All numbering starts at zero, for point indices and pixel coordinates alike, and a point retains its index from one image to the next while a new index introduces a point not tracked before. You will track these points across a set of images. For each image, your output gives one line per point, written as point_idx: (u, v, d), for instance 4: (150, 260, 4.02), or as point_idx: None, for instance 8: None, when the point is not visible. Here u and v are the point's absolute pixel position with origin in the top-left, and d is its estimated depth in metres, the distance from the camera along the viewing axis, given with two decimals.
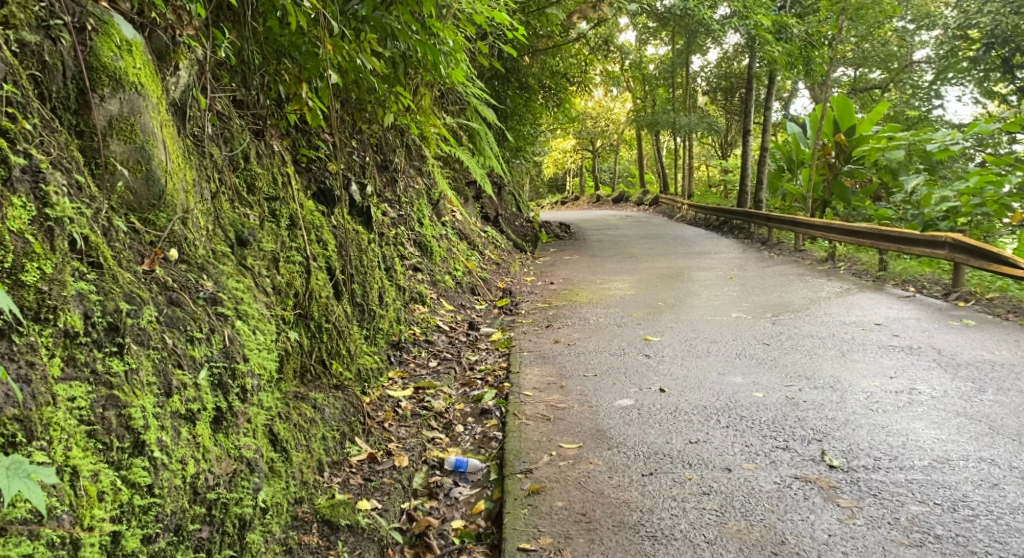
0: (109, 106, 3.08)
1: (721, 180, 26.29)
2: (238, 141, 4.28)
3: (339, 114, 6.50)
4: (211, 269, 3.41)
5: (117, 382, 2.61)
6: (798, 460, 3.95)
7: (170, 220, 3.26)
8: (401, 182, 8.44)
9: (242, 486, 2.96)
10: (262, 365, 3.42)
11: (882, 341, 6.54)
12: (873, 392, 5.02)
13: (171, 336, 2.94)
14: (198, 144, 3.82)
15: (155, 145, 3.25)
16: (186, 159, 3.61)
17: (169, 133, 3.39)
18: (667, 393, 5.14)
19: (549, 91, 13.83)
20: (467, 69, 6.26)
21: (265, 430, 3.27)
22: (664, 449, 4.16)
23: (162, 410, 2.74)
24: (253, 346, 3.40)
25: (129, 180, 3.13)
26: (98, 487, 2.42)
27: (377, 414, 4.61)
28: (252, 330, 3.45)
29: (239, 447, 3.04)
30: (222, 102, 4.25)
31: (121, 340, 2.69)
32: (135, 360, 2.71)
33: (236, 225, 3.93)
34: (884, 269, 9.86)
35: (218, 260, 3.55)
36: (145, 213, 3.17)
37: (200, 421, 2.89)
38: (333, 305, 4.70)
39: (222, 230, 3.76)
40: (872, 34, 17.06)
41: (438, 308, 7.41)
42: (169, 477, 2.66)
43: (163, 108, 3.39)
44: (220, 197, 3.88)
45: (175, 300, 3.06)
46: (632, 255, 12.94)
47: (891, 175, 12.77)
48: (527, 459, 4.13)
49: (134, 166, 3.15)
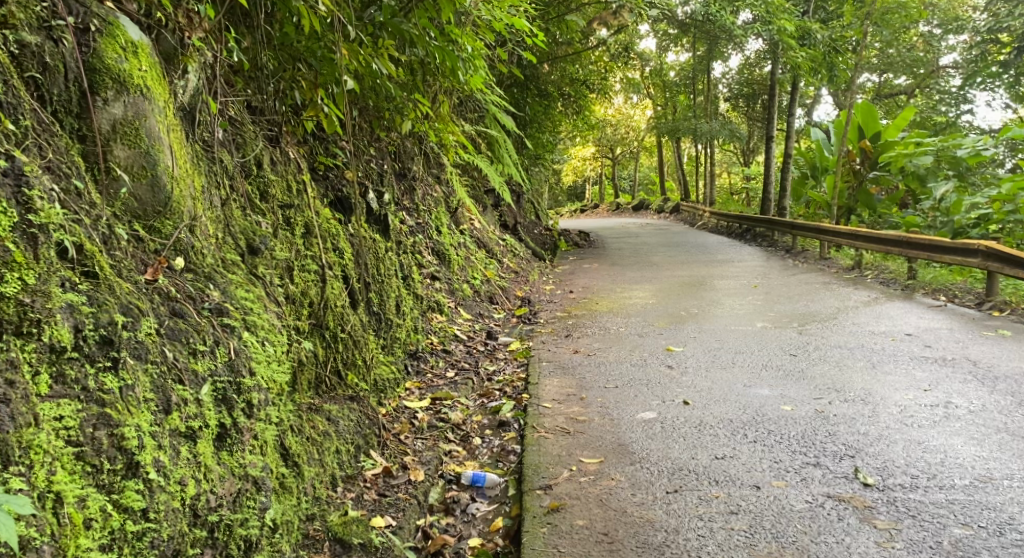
0: (113, 110, 3.00)
1: (742, 188, 26.06)
2: (251, 147, 4.20)
3: (357, 122, 6.44)
4: (219, 278, 3.32)
5: (111, 399, 2.51)
6: (830, 478, 3.79)
7: (176, 227, 3.19)
8: (419, 190, 8.36)
9: (248, 506, 2.86)
10: (272, 378, 3.31)
11: (914, 351, 6.34)
12: (906, 406, 4.84)
13: (172, 348, 2.83)
14: (208, 149, 3.75)
15: (161, 151, 3.17)
16: (195, 165, 3.53)
17: (176, 138, 3.32)
18: (690, 406, 4.98)
19: (568, 98, 13.66)
20: (486, 74, 6.17)
21: (275, 445, 3.17)
22: (689, 465, 4.01)
23: (160, 428, 2.63)
24: (263, 358, 3.29)
25: (133, 187, 3.05)
26: (85, 513, 2.32)
27: (392, 426, 4.50)
28: (262, 341, 3.34)
29: (245, 465, 2.94)
30: (234, 108, 4.17)
31: (115, 354, 2.59)
32: (130, 376, 2.61)
33: (248, 233, 3.85)
34: (913, 277, 9.65)
35: (228, 269, 3.45)
36: (150, 221, 3.10)
37: (201, 439, 2.78)
38: (350, 315, 4.62)
39: (232, 238, 3.68)
40: (897, 40, 16.81)
41: (456, 317, 7.30)
42: (167, 499, 2.56)
43: (170, 112, 3.31)
44: (230, 204, 3.80)
45: (179, 311, 2.96)
46: (653, 263, 12.77)
47: (919, 182, 12.55)
48: (547, 475, 3.99)
49: (139, 171, 3.08)
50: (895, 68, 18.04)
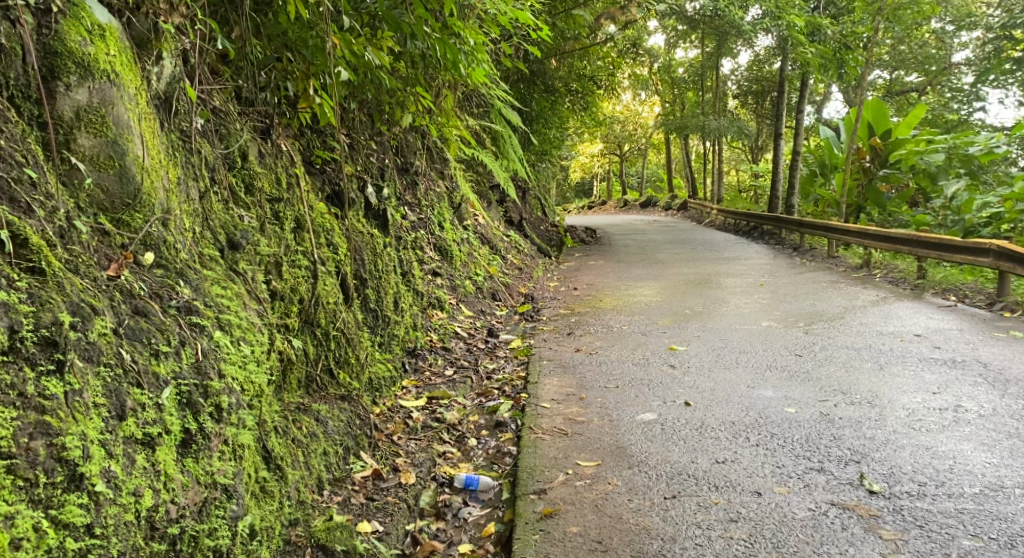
0: (77, 96, 2.91)
1: (750, 185, 25.89)
2: (235, 138, 4.08)
3: (356, 116, 6.34)
4: (192, 275, 3.20)
5: (52, 406, 2.37)
6: (835, 484, 3.66)
7: (147, 221, 3.08)
8: (422, 185, 8.24)
9: (215, 516, 2.76)
10: (249, 379, 3.20)
11: (923, 353, 6.19)
12: (914, 410, 4.71)
13: (130, 349, 2.71)
14: (185, 138, 3.63)
15: (129, 141, 3.07)
16: (170, 157, 3.42)
17: (147, 127, 3.22)
18: (692, 407, 4.86)
19: (576, 94, 13.47)
20: (487, 68, 6.04)
21: (254, 449, 3.08)
22: (688, 469, 3.89)
23: (111, 436, 2.50)
24: (239, 358, 3.18)
25: (97, 178, 2.95)
26: (12, 534, 2.17)
27: (385, 426, 4.39)
28: (238, 342, 3.23)
29: (213, 472, 2.82)
30: (219, 98, 4.06)
31: (60, 357, 2.45)
32: (77, 380, 2.47)
33: (229, 227, 3.73)
34: (922, 276, 9.48)
35: (204, 266, 3.34)
36: (119, 214, 3.00)
37: (161, 446, 2.66)
38: (343, 312, 4.51)
39: (211, 233, 3.57)
40: (908, 36, 16.59)
41: (457, 314, 7.18)
42: (117, 512, 2.43)
43: (141, 99, 3.22)
44: (210, 197, 3.69)
45: (141, 309, 2.85)
46: (659, 260, 12.63)
47: (930, 180, 12.40)
48: (541, 478, 3.87)
49: (105, 162, 2.98)
50: (907, 65, 17.82)
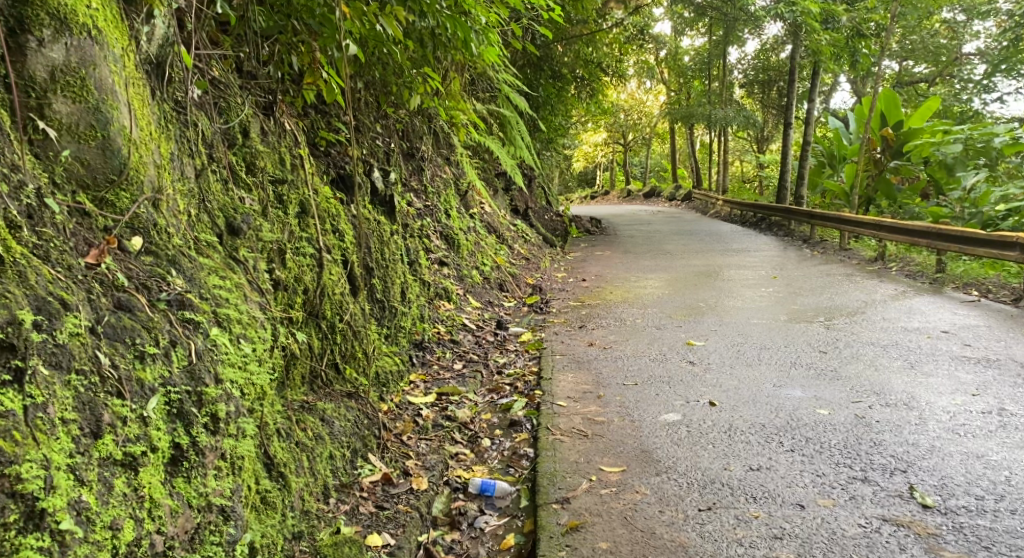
0: (51, 53, 2.61)
1: (756, 176, 25.53)
2: (236, 112, 3.78)
3: (361, 96, 6.04)
4: (185, 263, 2.91)
5: (7, 426, 2.08)
6: (883, 497, 3.43)
7: (133, 201, 2.79)
8: (428, 170, 7.94)
9: (209, 543, 2.49)
10: (249, 379, 2.91)
11: (953, 351, 5.90)
12: (956, 414, 4.44)
13: (110, 352, 2.42)
14: (179, 109, 3.33)
15: (114, 107, 2.77)
16: (162, 130, 3.12)
17: (136, 94, 2.93)
18: (717, 408, 4.56)
19: (582, 81, 13.09)
20: (498, 48, 5.72)
21: (255, 459, 2.81)
22: (722, 477, 3.63)
23: (83, 459, 2.22)
24: (238, 358, 2.89)
25: (78, 149, 2.66)
26: None
27: (394, 426, 4.12)
28: (237, 340, 2.94)
29: (207, 494, 2.54)
30: (218, 68, 3.76)
31: (19, 365, 2.16)
32: (41, 393, 2.18)
33: (228, 210, 3.43)
34: (941, 270, 9.19)
35: (199, 253, 3.05)
36: (102, 192, 2.70)
37: (146, 467, 2.37)
38: (348, 303, 4.24)
39: (208, 216, 3.27)
40: (921, 25, 16.25)
41: (464, 305, 6.88)
42: (89, 551, 2.15)
43: (129, 64, 2.94)
44: (208, 175, 3.40)
45: (125, 304, 2.56)
46: (667, 251, 12.31)
47: (946, 171, 12.13)
48: (562, 486, 3.61)
49: (85, 131, 2.69)
50: (917, 55, 17.34)
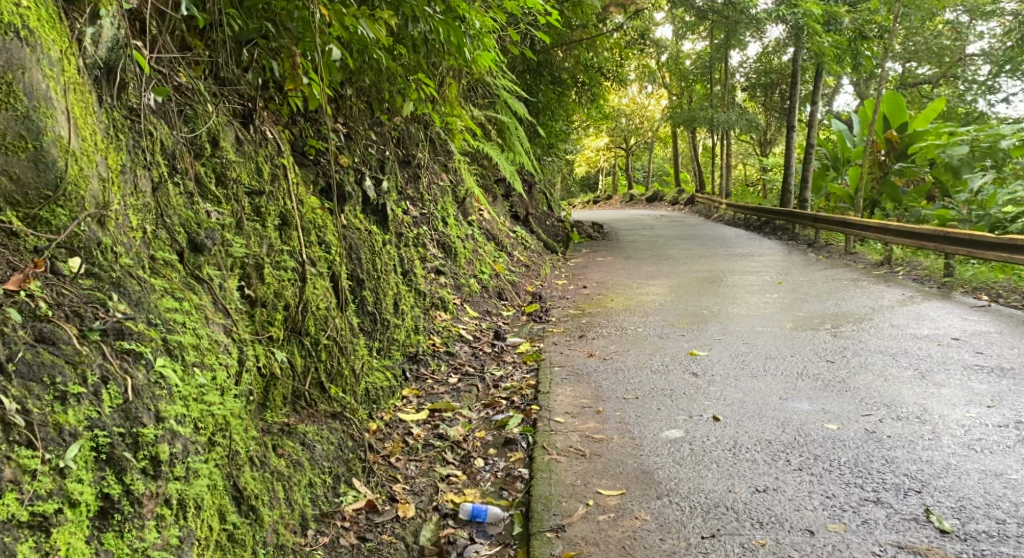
0: None
1: (760, 179, 25.32)
2: (204, 120, 3.59)
3: (351, 102, 5.86)
4: (132, 285, 2.72)
5: None
6: (898, 521, 3.25)
7: (72, 218, 2.62)
8: (425, 178, 7.76)
9: None
10: (204, 411, 2.74)
11: (965, 360, 5.70)
12: (971, 428, 4.23)
13: (20, 394, 2.24)
14: (133, 117, 3.16)
15: (48, 116, 2.61)
16: (110, 141, 2.96)
17: (76, 102, 2.77)
18: (721, 423, 4.37)
19: (582, 86, 12.89)
20: (493, 51, 5.51)
21: (213, 498, 2.65)
22: (726, 501, 3.44)
23: None
24: (193, 390, 2.73)
25: (5, 162, 2.50)
26: None
27: (382, 447, 3.93)
28: (192, 368, 2.77)
29: (143, 548, 2.34)
30: (186, 74, 3.59)
31: None
32: None
33: (191, 225, 3.25)
34: (949, 274, 8.98)
35: (154, 273, 2.88)
36: (35, 210, 2.54)
37: (61, 526, 2.18)
38: (334, 317, 4.05)
39: (167, 233, 3.10)
40: (924, 26, 16.05)
41: (461, 315, 6.70)
42: None
43: (69, 70, 2.77)
44: (167, 190, 3.22)
45: (47, 336, 2.38)
46: (670, 257, 12.10)
47: (953, 174, 11.97)
48: (558, 512, 3.42)
49: (13, 142, 2.52)
50: (920, 57, 17.11)
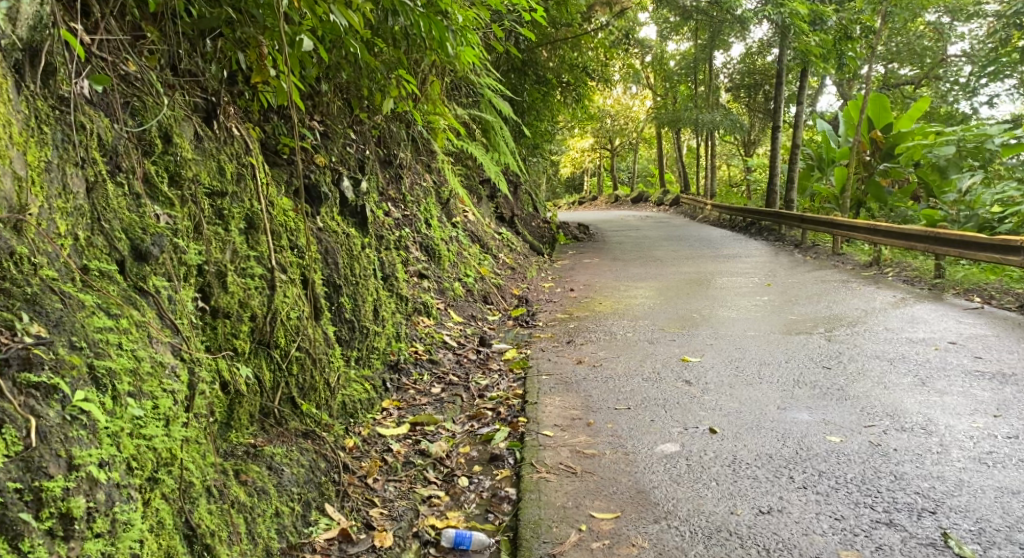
0: None
1: (745, 180, 25.17)
2: (155, 114, 3.31)
3: (328, 98, 5.56)
4: (50, 303, 2.44)
5: None
6: (913, 548, 3.03)
7: None
8: (407, 178, 7.49)
9: None
10: (141, 446, 2.49)
11: (965, 365, 5.49)
12: (980, 439, 4.01)
13: None
14: (62, 109, 2.88)
15: None
16: (31, 134, 2.70)
17: None
18: (719, 436, 4.13)
19: (568, 86, 12.62)
20: (478, 47, 5.22)
21: (155, 544, 2.41)
22: (728, 524, 3.20)
23: None
24: (126, 423, 2.47)
25: None
26: None
27: (359, 467, 3.64)
28: (125, 397, 2.51)
29: None
30: (134, 64, 3.30)
31: None
32: None
33: (135, 230, 2.97)
34: (940, 275, 8.80)
35: (84, 288, 2.61)
36: None
37: None
38: (307, 328, 3.76)
39: (106, 240, 2.83)
40: (907, 27, 15.96)
41: (445, 321, 6.42)
42: None
43: None
44: (107, 191, 2.94)
45: None
46: (658, 258, 11.87)
47: (938, 174, 11.79)
48: (548, 539, 3.18)
49: None
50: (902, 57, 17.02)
